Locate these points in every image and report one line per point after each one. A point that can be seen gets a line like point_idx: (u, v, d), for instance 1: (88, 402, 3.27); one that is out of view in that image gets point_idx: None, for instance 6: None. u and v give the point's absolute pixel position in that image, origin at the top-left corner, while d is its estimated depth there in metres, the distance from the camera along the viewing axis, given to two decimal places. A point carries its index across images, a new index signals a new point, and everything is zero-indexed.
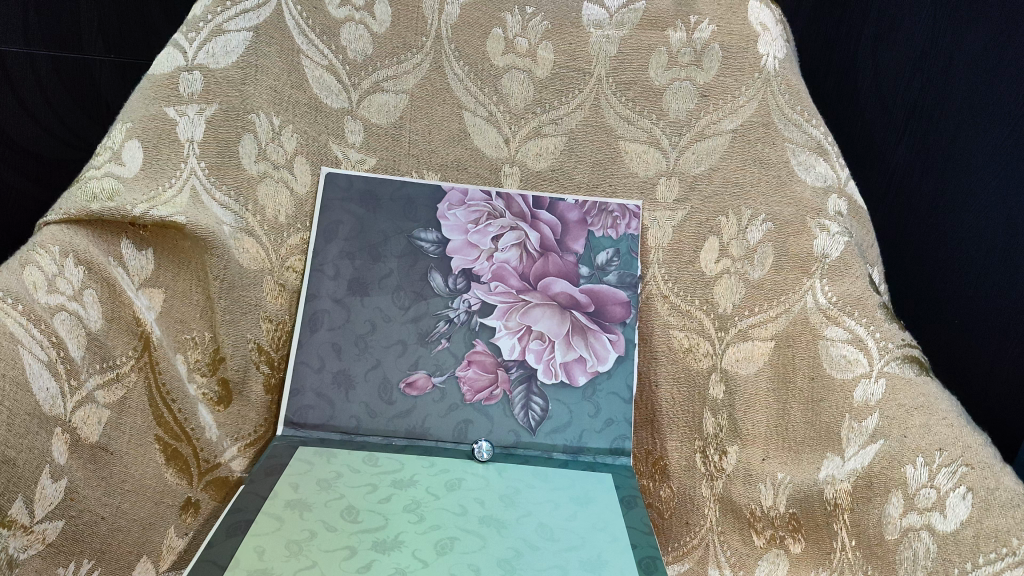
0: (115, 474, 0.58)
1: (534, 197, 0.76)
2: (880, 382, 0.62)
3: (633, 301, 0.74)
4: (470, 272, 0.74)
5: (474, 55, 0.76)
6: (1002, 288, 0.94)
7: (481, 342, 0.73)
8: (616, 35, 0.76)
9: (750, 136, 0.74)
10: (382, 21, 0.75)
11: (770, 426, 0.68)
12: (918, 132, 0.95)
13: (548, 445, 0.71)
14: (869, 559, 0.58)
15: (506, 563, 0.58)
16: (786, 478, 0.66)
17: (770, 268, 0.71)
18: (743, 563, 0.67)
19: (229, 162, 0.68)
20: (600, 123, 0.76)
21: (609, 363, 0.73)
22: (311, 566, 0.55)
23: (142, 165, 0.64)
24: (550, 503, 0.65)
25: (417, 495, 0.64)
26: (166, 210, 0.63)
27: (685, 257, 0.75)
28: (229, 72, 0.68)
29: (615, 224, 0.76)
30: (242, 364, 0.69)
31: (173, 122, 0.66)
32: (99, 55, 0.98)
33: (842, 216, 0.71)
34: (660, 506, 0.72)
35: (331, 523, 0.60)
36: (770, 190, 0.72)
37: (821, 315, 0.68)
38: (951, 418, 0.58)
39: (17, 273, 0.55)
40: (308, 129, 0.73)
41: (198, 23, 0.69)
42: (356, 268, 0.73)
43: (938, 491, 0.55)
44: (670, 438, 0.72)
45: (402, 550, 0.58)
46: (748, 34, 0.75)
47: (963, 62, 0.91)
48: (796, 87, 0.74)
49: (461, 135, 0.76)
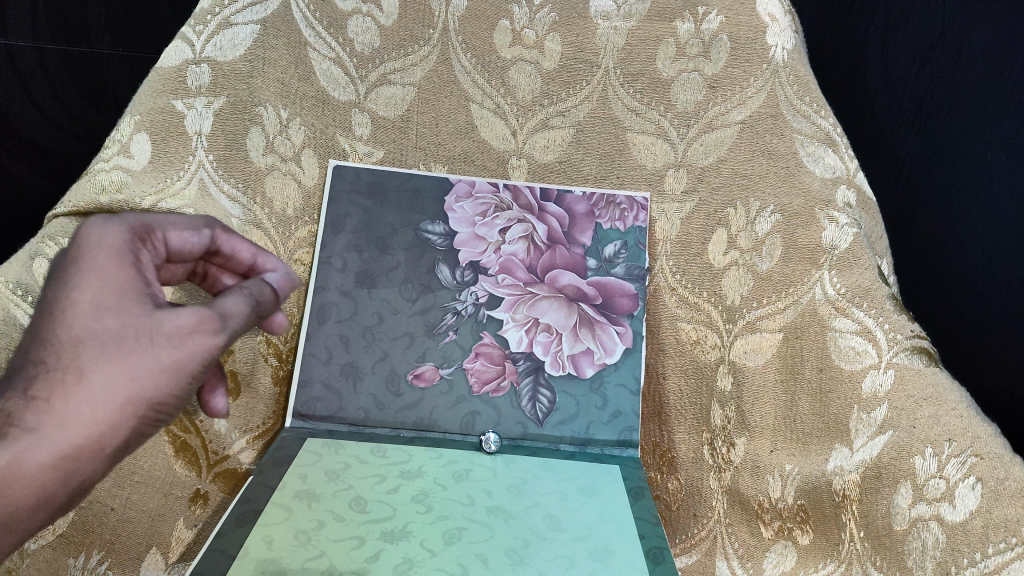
0: (124, 465, 0.59)
1: (541, 189, 0.77)
2: (888, 373, 0.62)
3: (640, 293, 0.74)
4: (477, 264, 0.74)
5: (482, 47, 0.76)
6: (1020, 282, 0.94)
7: (488, 334, 0.73)
8: (624, 27, 0.76)
9: (758, 128, 0.73)
10: (389, 13, 0.74)
11: (779, 417, 0.67)
12: (925, 125, 0.96)
13: (556, 436, 0.72)
14: (877, 550, 0.58)
15: (514, 553, 0.59)
16: (793, 469, 0.66)
17: (779, 259, 0.70)
18: (750, 555, 0.67)
19: (237, 155, 0.68)
20: (608, 115, 0.76)
21: (617, 356, 0.73)
22: (319, 556, 0.57)
23: (151, 158, 0.65)
24: (557, 494, 0.66)
25: (425, 486, 0.65)
26: (175, 203, 0.64)
27: (693, 248, 0.74)
28: (236, 65, 0.68)
29: (622, 217, 0.76)
30: (250, 356, 0.69)
31: (181, 115, 0.66)
32: (106, 47, 0.99)
33: (851, 208, 0.70)
34: (668, 497, 0.72)
35: (340, 513, 0.61)
36: (777, 181, 0.72)
37: (829, 307, 0.67)
38: (961, 409, 0.57)
39: (28, 264, 0.56)
40: (316, 121, 0.73)
41: (205, 16, 0.68)
42: (364, 260, 0.73)
43: (946, 482, 0.55)
44: (677, 430, 0.72)
45: (410, 540, 0.59)
46: (756, 25, 0.74)
47: (970, 53, 0.92)
48: (804, 78, 0.74)
49: (469, 128, 0.76)
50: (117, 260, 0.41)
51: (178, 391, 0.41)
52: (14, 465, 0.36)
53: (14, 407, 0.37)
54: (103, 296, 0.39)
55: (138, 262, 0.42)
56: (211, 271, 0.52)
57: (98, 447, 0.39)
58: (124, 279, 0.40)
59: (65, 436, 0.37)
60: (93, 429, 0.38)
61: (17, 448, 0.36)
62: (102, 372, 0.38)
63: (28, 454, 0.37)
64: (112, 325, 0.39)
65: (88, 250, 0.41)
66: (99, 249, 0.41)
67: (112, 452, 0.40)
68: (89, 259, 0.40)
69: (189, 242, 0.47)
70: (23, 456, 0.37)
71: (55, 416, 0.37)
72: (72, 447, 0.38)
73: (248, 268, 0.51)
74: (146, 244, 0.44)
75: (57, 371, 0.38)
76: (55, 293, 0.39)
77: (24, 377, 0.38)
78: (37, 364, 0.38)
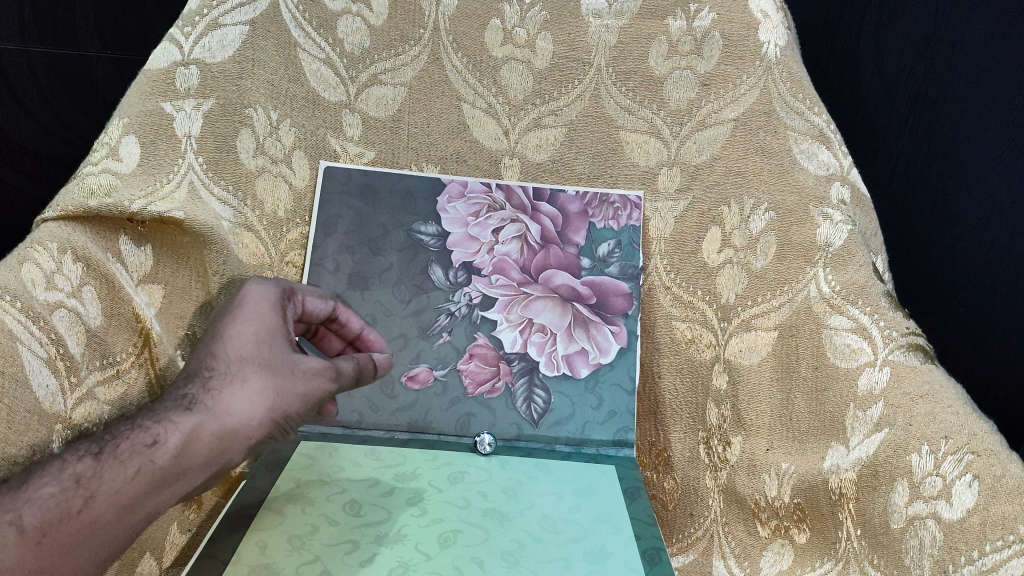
0: None
1: (534, 189, 0.76)
2: (884, 370, 0.61)
3: (634, 292, 0.74)
4: (470, 264, 0.74)
5: (473, 47, 0.75)
6: (1015, 290, 0.95)
7: (482, 335, 0.72)
8: (616, 25, 0.75)
9: (751, 125, 0.73)
10: (379, 13, 0.74)
11: (775, 416, 0.67)
12: (918, 121, 0.96)
13: (551, 437, 0.71)
14: (874, 548, 0.58)
15: (509, 555, 0.59)
16: (789, 468, 0.65)
17: (773, 257, 0.70)
18: (748, 554, 0.67)
19: (227, 157, 0.67)
20: (600, 114, 0.76)
21: (612, 355, 0.73)
22: (313, 561, 0.57)
23: (140, 161, 0.64)
24: (553, 495, 0.66)
25: (420, 488, 0.65)
26: (164, 206, 0.63)
27: (687, 247, 0.74)
28: (226, 67, 0.67)
29: (615, 216, 0.76)
30: None
31: (169, 117, 0.65)
32: (94, 51, 0.98)
33: (845, 205, 0.69)
34: (665, 497, 0.72)
35: (334, 517, 0.61)
36: (772, 177, 0.71)
37: (824, 305, 0.66)
38: (957, 406, 0.57)
39: (15, 269, 0.55)
40: (306, 123, 0.73)
41: (193, 17, 0.68)
42: (356, 262, 0.73)
43: (944, 479, 0.54)
44: (673, 430, 0.72)
45: (405, 543, 0.59)
46: (749, 22, 0.74)
47: (963, 49, 0.92)
48: (797, 74, 0.73)
49: (461, 128, 0.76)
50: (271, 310, 0.54)
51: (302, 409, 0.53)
52: (198, 428, 0.49)
53: (195, 392, 0.50)
54: (260, 332, 0.52)
55: (283, 314, 0.55)
56: (321, 330, 0.63)
57: (250, 433, 0.51)
58: (275, 325, 0.53)
59: (230, 419, 0.50)
60: (245, 420, 0.50)
61: (201, 417, 0.49)
62: (257, 380, 0.51)
63: (207, 424, 0.49)
64: (263, 354, 0.52)
65: (254, 299, 0.54)
66: (261, 299, 0.54)
67: (254, 443, 0.52)
68: (254, 306, 0.54)
69: (318, 308, 0.59)
70: (203, 427, 0.49)
71: (223, 404, 0.50)
72: (234, 428, 0.50)
73: (357, 336, 0.63)
74: (289, 304, 0.56)
75: (226, 375, 0.51)
76: (225, 323, 0.53)
77: (203, 376, 0.51)
78: (213, 364, 0.51)
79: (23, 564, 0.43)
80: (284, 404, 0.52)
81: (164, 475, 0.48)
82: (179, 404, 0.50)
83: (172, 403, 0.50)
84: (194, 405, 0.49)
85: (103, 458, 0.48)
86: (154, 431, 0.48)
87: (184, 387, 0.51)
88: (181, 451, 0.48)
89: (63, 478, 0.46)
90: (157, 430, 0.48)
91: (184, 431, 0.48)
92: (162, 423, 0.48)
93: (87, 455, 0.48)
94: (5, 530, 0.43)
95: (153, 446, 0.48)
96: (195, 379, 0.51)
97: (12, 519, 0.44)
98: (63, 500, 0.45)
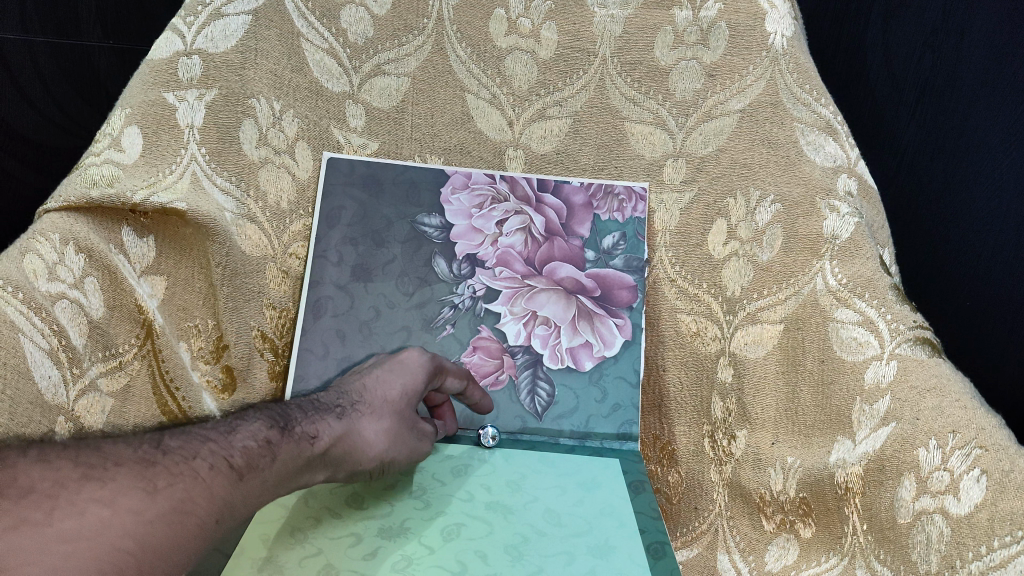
0: None
1: (538, 180, 0.76)
2: (891, 364, 0.61)
3: (639, 284, 0.74)
4: (474, 257, 0.73)
5: (477, 37, 0.75)
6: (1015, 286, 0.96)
7: (486, 329, 0.72)
8: (622, 15, 0.74)
9: (758, 116, 0.72)
10: (382, 3, 0.73)
11: (781, 409, 0.67)
12: (925, 115, 0.97)
13: (555, 430, 0.71)
14: (880, 543, 0.58)
15: (513, 549, 0.59)
16: (795, 462, 0.65)
17: (779, 250, 0.69)
18: (752, 547, 0.67)
19: (230, 148, 0.67)
20: (605, 105, 0.75)
21: (616, 349, 0.72)
22: (317, 554, 0.58)
23: (142, 152, 0.64)
24: (556, 489, 0.65)
25: (423, 482, 0.64)
26: (166, 197, 0.62)
27: (693, 240, 0.73)
28: (228, 56, 0.67)
29: (620, 208, 0.75)
30: (246, 351, 0.68)
31: (172, 108, 0.65)
32: (96, 40, 0.99)
33: (852, 196, 0.69)
34: (668, 491, 0.71)
35: (337, 511, 0.61)
36: (778, 170, 0.70)
37: (831, 298, 0.65)
38: (965, 399, 0.56)
39: (17, 261, 0.55)
40: (309, 113, 0.72)
41: (197, 7, 0.68)
42: (359, 254, 0.72)
43: (952, 474, 0.54)
44: (678, 423, 0.71)
45: (409, 537, 0.59)
46: (756, 11, 0.73)
47: (972, 41, 0.95)
48: (804, 65, 0.72)
49: (464, 119, 0.75)
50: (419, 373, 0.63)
51: (398, 451, 0.60)
52: (343, 436, 0.57)
53: (344, 409, 0.58)
54: (408, 386, 0.61)
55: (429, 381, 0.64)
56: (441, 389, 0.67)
57: (363, 459, 0.58)
58: (418, 389, 0.62)
59: (358, 439, 0.57)
60: (368, 446, 0.58)
61: (346, 427, 0.57)
62: (386, 422, 0.59)
63: (348, 435, 0.57)
64: (400, 406, 0.60)
65: (411, 359, 0.63)
66: (417, 359, 0.64)
67: (358, 470, 0.59)
68: (409, 366, 0.63)
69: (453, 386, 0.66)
70: (345, 441, 0.57)
71: (361, 432, 0.58)
72: (356, 449, 0.57)
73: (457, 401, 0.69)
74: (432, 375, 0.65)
75: (370, 406, 0.59)
76: (381, 369, 0.62)
77: (353, 400, 0.59)
78: (363, 394, 0.60)
79: (225, 494, 0.49)
80: (395, 448, 0.60)
81: (309, 464, 0.55)
82: (332, 411, 0.58)
83: (325, 409, 0.58)
84: (344, 419, 0.57)
85: (286, 435, 0.54)
86: (317, 425, 0.56)
87: (337, 401, 0.59)
88: (326, 452, 0.56)
89: (258, 438, 0.53)
90: (318, 425, 0.56)
91: (331, 438, 0.56)
92: (320, 421, 0.56)
93: (275, 427, 0.54)
94: (219, 461, 0.50)
95: (314, 437, 0.55)
96: (347, 398, 0.59)
97: (224, 454, 0.50)
98: (257, 452, 0.52)
